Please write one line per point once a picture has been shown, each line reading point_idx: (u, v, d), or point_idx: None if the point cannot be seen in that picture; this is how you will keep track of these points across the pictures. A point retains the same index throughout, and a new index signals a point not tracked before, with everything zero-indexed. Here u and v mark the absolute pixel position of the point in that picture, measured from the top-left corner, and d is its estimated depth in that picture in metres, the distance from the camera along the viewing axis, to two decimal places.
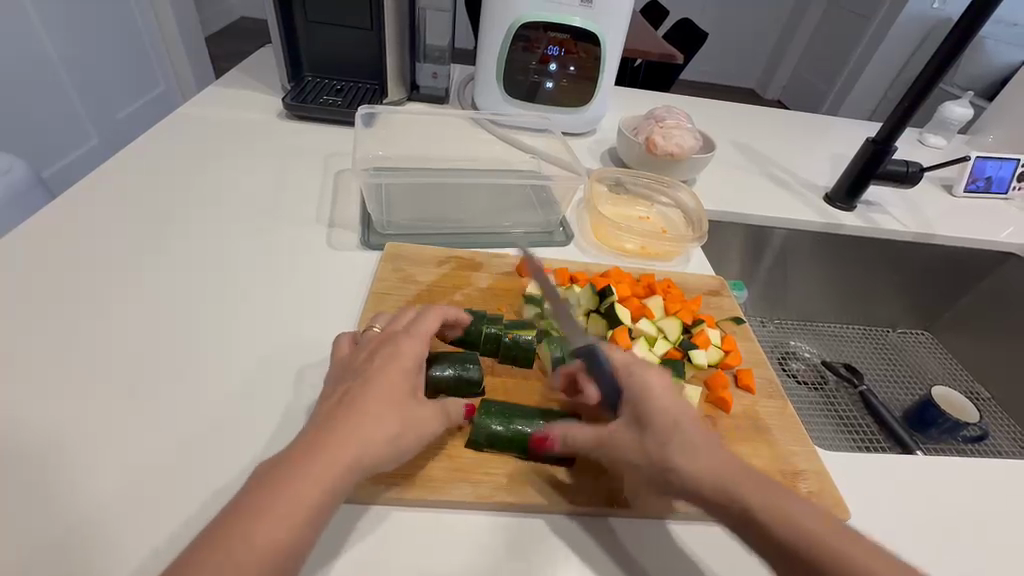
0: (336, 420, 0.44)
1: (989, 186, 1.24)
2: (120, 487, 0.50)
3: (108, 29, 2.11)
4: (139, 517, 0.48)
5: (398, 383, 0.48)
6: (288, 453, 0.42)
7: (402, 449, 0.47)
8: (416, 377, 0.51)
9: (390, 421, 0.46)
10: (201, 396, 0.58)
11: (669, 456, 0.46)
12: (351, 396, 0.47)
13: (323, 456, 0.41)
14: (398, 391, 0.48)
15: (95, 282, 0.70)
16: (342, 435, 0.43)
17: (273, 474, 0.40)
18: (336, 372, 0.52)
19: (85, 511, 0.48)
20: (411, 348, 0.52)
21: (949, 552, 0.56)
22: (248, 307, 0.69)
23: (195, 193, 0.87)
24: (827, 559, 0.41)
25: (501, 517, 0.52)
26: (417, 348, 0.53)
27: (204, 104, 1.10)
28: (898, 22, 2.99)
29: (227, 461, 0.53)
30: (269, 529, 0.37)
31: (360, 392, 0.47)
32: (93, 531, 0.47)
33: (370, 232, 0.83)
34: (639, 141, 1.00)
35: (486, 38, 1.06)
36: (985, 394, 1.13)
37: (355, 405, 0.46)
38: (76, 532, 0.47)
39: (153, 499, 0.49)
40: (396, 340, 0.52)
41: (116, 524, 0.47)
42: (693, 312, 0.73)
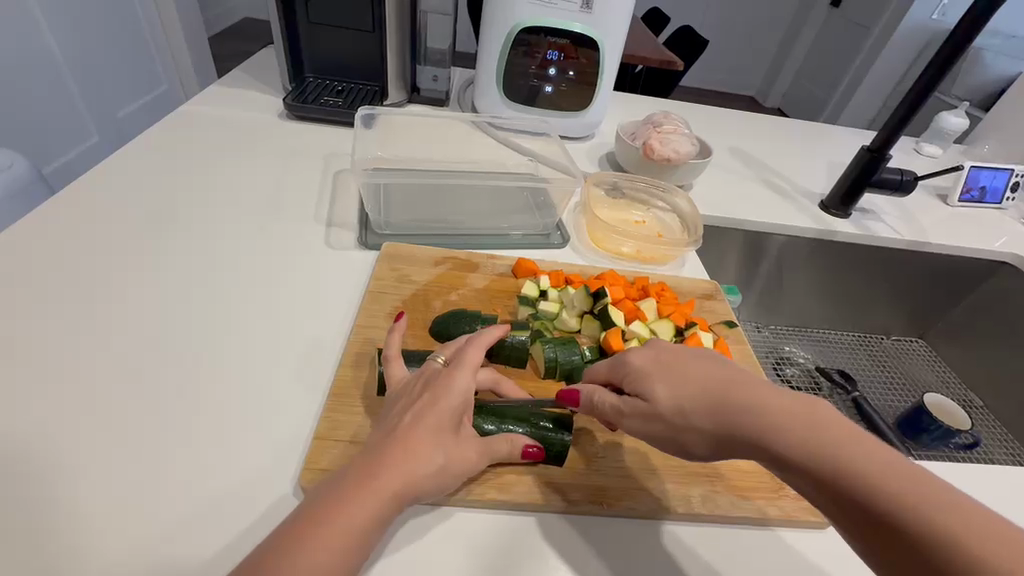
0: (392, 448, 0.43)
1: (983, 196, 1.26)
2: (114, 479, 0.50)
3: (112, 27, 2.12)
4: (135, 511, 0.48)
5: (452, 411, 0.46)
6: (345, 478, 0.41)
7: (455, 476, 0.46)
8: (464, 410, 0.48)
9: (440, 451, 0.44)
10: (198, 393, 0.59)
11: (685, 416, 0.45)
12: (400, 430, 0.45)
13: (378, 485, 0.41)
14: (450, 422, 0.46)
15: (95, 279, 0.70)
16: (401, 466, 0.42)
17: (332, 497, 0.40)
18: (395, 394, 0.50)
19: (86, 505, 0.49)
20: (461, 382, 0.48)
21: None
22: (245, 305, 0.70)
23: (195, 192, 0.88)
24: (852, 480, 0.38)
25: (488, 521, 0.51)
26: (465, 383, 0.49)
27: (206, 104, 1.11)
28: (897, 32, 3.02)
29: (222, 457, 0.53)
30: (325, 558, 0.37)
31: (413, 423, 0.45)
32: (94, 522, 0.47)
33: (368, 232, 0.84)
34: (637, 146, 1.01)
35: (486, 42, 1.07)
36: (978, 402, 1.14)
37: (409, 437, 0.44)
38: (72, 524, 0.47)
39: (149, 494, 0.50)
40: (443, 374, 0.49)
41: (113, 517, 0.48)
42: (686, 315, 0.74)
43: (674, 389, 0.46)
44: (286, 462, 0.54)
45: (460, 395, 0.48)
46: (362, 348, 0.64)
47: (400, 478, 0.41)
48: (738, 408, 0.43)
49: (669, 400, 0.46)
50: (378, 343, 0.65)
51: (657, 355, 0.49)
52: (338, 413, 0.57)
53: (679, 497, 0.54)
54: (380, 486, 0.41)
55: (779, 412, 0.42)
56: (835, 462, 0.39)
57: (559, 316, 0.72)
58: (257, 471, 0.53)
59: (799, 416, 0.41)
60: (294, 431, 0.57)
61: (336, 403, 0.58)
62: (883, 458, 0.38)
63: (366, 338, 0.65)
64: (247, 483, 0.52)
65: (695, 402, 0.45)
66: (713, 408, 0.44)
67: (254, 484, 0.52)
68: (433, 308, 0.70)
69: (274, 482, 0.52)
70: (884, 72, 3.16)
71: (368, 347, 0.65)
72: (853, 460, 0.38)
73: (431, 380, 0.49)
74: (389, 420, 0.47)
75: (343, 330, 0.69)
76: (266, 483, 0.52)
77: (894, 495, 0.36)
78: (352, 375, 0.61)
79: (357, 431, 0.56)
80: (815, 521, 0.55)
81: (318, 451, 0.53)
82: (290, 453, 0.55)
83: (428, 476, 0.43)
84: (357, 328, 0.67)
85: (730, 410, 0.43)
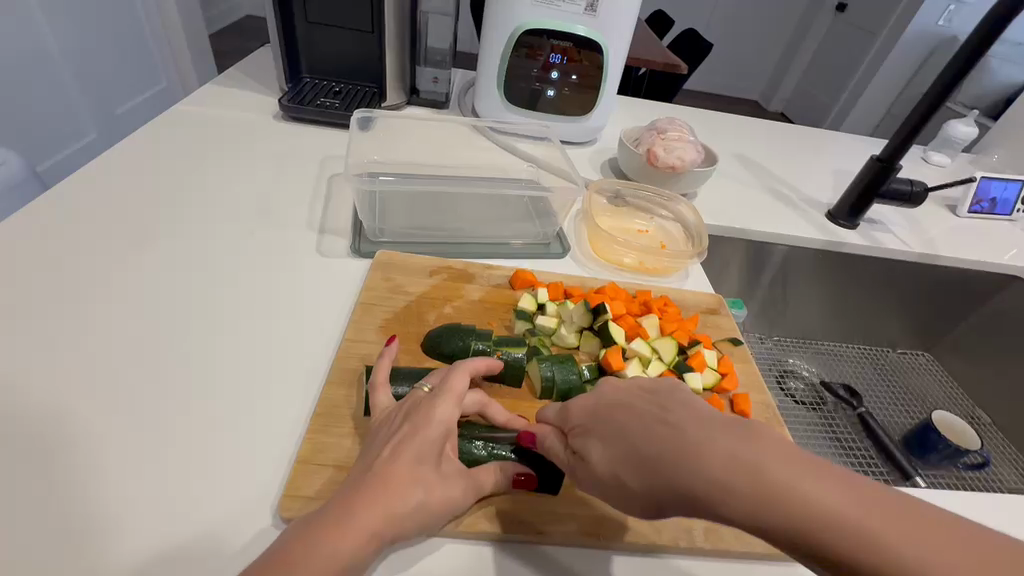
0: (370, 484, 0.41)
1: (993, 208, 1.23)
2: (78, 500, 0.47)
3: (112, 24, 2.10)
4: (103, 533, 0.45)
5: (434, 443, 0.44)
6: (321, 516, 0.39)
7: (440, 512, 0.43)
8: (446, 440, 0.46)
9: (419, 485, 0.42)
10: (175, 407, 0.55)
11: (620, 479, 0.41)
12: (377, 464, 0.42)
13: (354, 523, 0.38)
14: (430, 455, 0.44)
15: (76, 283, 0.67)
16: (377, 503, 0.39)
17: (306, 537, 0.37)
18: (377, 423, 0.49)
19: (49, 524, 0.45)
20: (439, 412, 0.47)
21: None
22: (228, 314, 0.67)
23: (184, 194, 0.85)
24: (806, 525, 0.32)
25: (478, 554, 0.48)
26: (447, 413, 0.47)
27: (200, 103, 1.09)
28: (903, 38, 2.99)
29: (192, 477, 0.50)
30: None
31: (393, 456, 0.43)
32: (58, 543, 0.44)
33: (362, 239, 0.82)
34: (639, 153, 0.98)
35: (488, 44, 1.05)
36: (986, 419, 1.11)
37: (389, 472, 0.42)
38: (34, 546, 0.44)
39: (119, 515, 0.47)
40: (422, 404, 0.47)
41: (79, 541, 0.45)
42: (689, 332, 0.71)
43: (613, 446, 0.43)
44: (265, 483, 0.51)
45: (440, 426, 0.46)
46: (351, 363, 0.62)
47: (377, 516, 0.39)
48: (666, 461, 0.38)
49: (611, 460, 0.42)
50: (368, 358, 0.63)
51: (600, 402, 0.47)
52: (322, 434, 0.54)
53: (680, 529, 0.52)
54: (355, 525, 0.38)
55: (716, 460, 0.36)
56: (795, 514, 0.33)
57: (557, 331, 0.69)
58: (233, 491, 0.50)
59: (732, 457, 0.35)
60: (275, 449, 0.53)
61: (321, 422, 0.55)
62: (834, 490, 0.33)
63: (355, 352, 0.63)
64: (223, 504, 0.49)
65: (632, 462, 0.40)
66: (647, 470, 0.39)
67: (231, 506, 0.49)
68: (426, 321, 0.68)
69: (251, 504, 0.49)
70: (889, 78, 3.13)
71: (358, 362, 0.62)
72: (802, 500, 0.33)
73: (416, 406, 0.48)
74: (369, 452, 0.45)
75: (333, 342, 0.66)
76: (243, 507, 0.49)
77: (858, 533, 0.31)
78: (339, 393, 0.58)
79: (342, 453, 0.53)
80: None
81: (300, 475, 0.51)
82: (269, 473, 0.51)
83: (407, 513, 0.40)
84: (346, 341, 0.64)
85: (658, 464, 0.38)
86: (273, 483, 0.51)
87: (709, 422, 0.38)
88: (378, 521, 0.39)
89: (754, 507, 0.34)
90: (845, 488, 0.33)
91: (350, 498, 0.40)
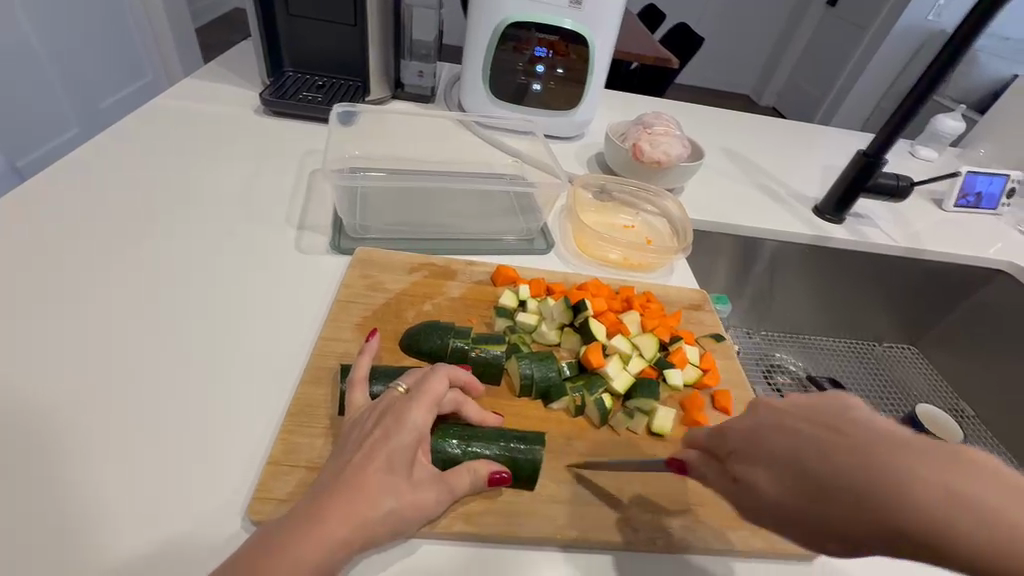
0: (341, 491, 0.40)
1: (978, 202, 1.23)
2: (30, 506, 0.46)
3: (94, 16, 2.06)
4: (66, 540, 0.44)
5: (406, 447, 0.44)
6: (290, 522, 0.38)
7: (413, 515, 0.42)
8: (419, 445, 0.44)
9: (391, 492, 0.41)
10: (143, 409, 0.54)
11: (785, 501, 0.36)
12: (348, 471, 0.41)
13: (324, 529, 0.37)
14: (404, 457, 0.43)
15: (46, 280, 0.66)
16: (349, 509, 0.39)
17: (277, 543, 0.37)
18: (351, 423, 0.48)
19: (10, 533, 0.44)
20: (413, 416, 0.45)
21: None
22: (203, 311, 0.66)
23: (161, 189, 0.84)
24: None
25: (450, 554, 0.48)
26: (418, 420, 0.45)
27: (178, 97, 1.07)
28: (893, 32, 3.00)
29: (161, 479, 0.49)
30: None
31: (365, 462, 0.42)
32: (20, 551, 0.43)
33: (343, 235, 0.80)
34: (625, 148, 0.97)
35: (472, 38, 1.03)
36: (969, 413, 1.13)
37: (361, 477, 0.41)
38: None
39: (84, 521, 0.46)
40: (398, 406, 0.46)
41: (42, 548, 0.44)
42: (671, 328, 0.70)
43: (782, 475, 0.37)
44: (235, 484, 0.50)
45: (410, 433, 0.44)
46: (328, 361, 0.61)
47: (348, 522, 0.38)
48: (849, 482, 0.33)
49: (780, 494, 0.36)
50: (345, 356, 0.62)
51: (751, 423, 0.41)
52: (295, 435, 0.53)
53: (656, 529, 0.51)
54: (327, 532, 0.37)
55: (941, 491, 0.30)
56: (1010, 543, 0.29)
57: (538, 328, 0.68)
58: (201, 493, 0.49)
59: (935, 476, 0.31)
60: (246, 449, 0.53)
61: (294, 422, 0.54)
62: None
63: (332, 351, 0.62)
64: (192, 509, 0.48)
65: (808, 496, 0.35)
66: (831, 505, 0.34)
67: (199, 511, 0.48)
68: (405, 318, 0.67)
69: (221, 506, 0.48)
70: (879, 73, 3.14)
71: (334, 359, 0.61)
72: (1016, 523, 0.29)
73: (388, 411, 0.46)
74: (341, 455, 0.44)
75: (309, 340, 0.65)
76: (210, 509, 0.48)
77: None
78: (314, 391, 0.57)
79: (314, 453, 0.52)
80: (800, 552, 0.52)
81: (269, 476, 0.50)
82: (240, 475, 0.51)
83: (380, 517, 0.40)
84: (322, 339, 0.63)
85: (837, 486, 0.34)
86: (244, 485, 0.50)
87: (897, 439, 0.33)
88: (350, 525, 0.38)
89: (958, 535, 0.30)
90: None
91: (321, 503, 0.39)
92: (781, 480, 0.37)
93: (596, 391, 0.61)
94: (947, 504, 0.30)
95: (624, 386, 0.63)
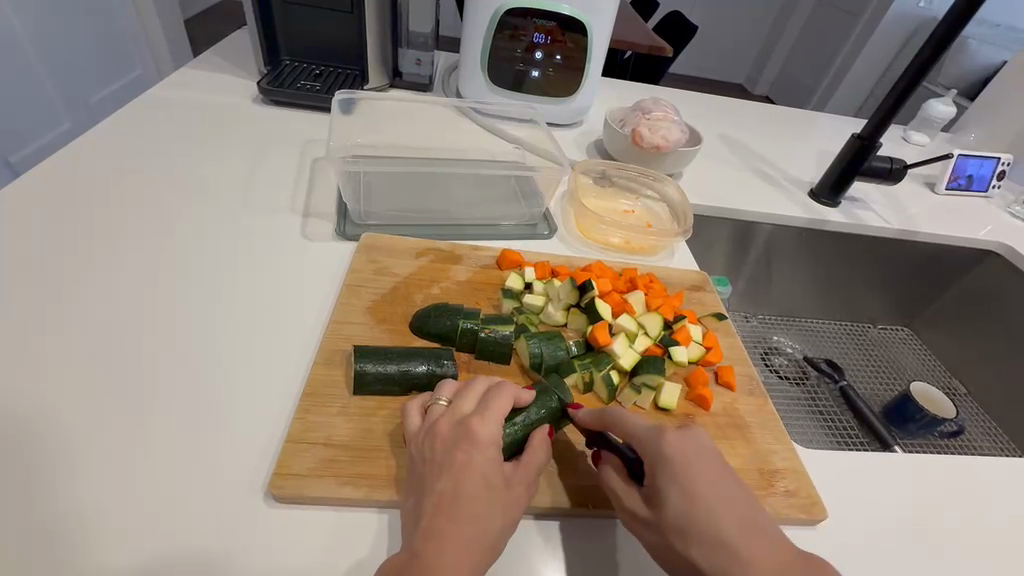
0: (447, 513, 0.44)
1: (970, 184, 1.26)
2: (57, 489, 0.47)
3: (82, 9, 2.03)
4: (78, 531, 0.45)
5: (487, 458, 0.48)
6: (414, 553, 0.42)
7: (514, 514, 0.47)
8: (500, 457, 0.49)
9: (489, 498, 0.46)
10: (146, 403, 0.54)
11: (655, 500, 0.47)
12: (450, 495, 0.45)
13: (450, 547, 0.42)
14: (486, 463, 0.47)
15: (57, 272, 0.66)
16: (460, 525, 0.43)
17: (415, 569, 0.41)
18: (413, 450, 0.50)
19: (20, 524, 0.45)
20: (488, 433, 0.49)
21: (930, 562, 0.55)
22: (213, 299, 0.66)
23: (165, 181, 0.84)
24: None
25: (527, 526, 0.51)
26: (468, 403, 0.52)
27: (175, 87, 1.06)
28: (885, 20, 3.01)
29: (182, 460, 0.50)
30: None
31: (454, 483, 0.46)
32: (30, 541, 0.44)
33: (348, 222, 0.81)
34: (625, 134, 0.98)
35: (470, 26, 1.03)
36: (962, 390, 1.13)
37: (453, 497, 0.45)
38: (5, 546, 0.43)
39: (93, 512, 0.46)
40: (470, 424, 0.49)
41: (53, 537, 0.44)
42: (674, 308, 0.72)
43: (687, 496, 0.46)
44: (256, 464, 0.51)
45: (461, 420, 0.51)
46: (339, 344, 0.62)
47: (467, 533, 0.43)
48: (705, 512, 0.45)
49: (679, 513, 0.45)
50: (356, 339, 0.63)
51: (678, 441, 0.49)
52: (313, 414, 0.54)
53: None
54: (451, 547, 0.42)
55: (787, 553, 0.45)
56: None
57: (544, 309, 0.70)
58: (224, 472, 0.50)
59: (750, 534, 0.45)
60: (265, 430, 0.54)
61: (310, 402, 0.55)
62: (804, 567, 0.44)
63: (343, 334, 0.63)
64: (206, 494, 0.48)
65: (699, 520, 0.45)
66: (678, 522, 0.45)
67: (212, 496, 0.48)
68: (414, 302, 0.68)
69: (243, 484, 0.50)
70: (871, 60, 3.16)
71: (346, 342, 0.62)
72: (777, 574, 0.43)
73: (432, 409, 0.52)
74: (418, 470, 0.48)
75: (320, 324, 0.66)
76: (234, 487, 0.49)
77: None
78: (328, 373, 0.58)
79: (331, 432, 0.53)
80: (804, 518, 0.54)
81: (289, 453, 0.51)
82: (261, 456, 0.52)
83: (490, 528, 0.44)
84: (333, 323, 0.64)
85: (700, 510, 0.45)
86: (265, 464, 0.51)
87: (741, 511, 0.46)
88: (470, 538, 0.43)
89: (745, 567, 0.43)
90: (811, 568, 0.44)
91: (432, 526, 0.43)
92: (665, 480, 0.47)
93: (603, 368, 0.63)
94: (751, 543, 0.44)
95: (632, 363, 0.64)
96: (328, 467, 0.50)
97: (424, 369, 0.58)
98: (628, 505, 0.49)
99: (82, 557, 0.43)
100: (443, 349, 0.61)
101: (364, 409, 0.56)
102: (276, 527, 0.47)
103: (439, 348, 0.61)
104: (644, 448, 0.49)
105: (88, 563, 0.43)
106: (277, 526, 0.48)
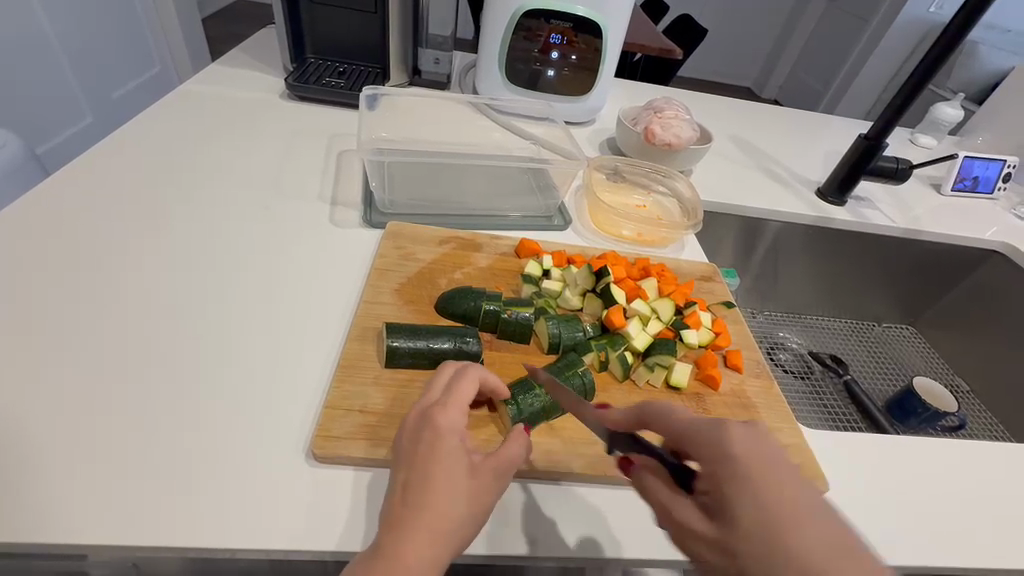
0: (408, 504, 0.44)
1: (975, 186, 1.28)
2: (114, 446, 0.51)
3: (107, 8, 2.09)
4: (129, 486, 0.48)
5: (448, 446, 0.47)
6: (381, 542, 0.43)
7: (486, 499, 0.46)
8: (466, 444, 0.49)
9: (453, 483, 0.45)
10: (193, 374, 0.58)
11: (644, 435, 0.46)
12: (414, 483, 0.45)
13: (409, 534, 0.42)
14: (452, 451, 0.47)
15: (104, 255, 0.71)
16: (419, 513, 0.43)
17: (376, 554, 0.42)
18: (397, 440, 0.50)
19: (81, 478, 0.48)
20: (451, 421, 0.49)
21: (927, 537, 0.58)
22: (249, 282, 0.70)
23: (199, 171, 0.88)
24: (758, 514, 0.35)
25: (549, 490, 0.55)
26: (439, 393, 0.53)
27: (206, 82, 1.10)
28: (894, 24, 3.02)
29: (230, 426, 0.54)
30: None
31: (416, 471, 0.46)
32: (88, 493, 0.48)
33: (372, 211, 0.85)
34: (637, 131, 1.01)
35: (488, 27, 1.07)
36: (964, 387, 1.15)
37: (418, 486, 0.45)
38: (73, 498, 0.47)
39: (146, 468, 0.50)
40: (432, 414, 0.49)
41: (110, 488, 0.48)
42: (686, 295, 0.76)
43: (758, 506, 0.35)
44: (297, 429, 0.55)
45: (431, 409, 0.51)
46: (369, 322, 0.65)
47: (428, 519, 0.43)
48: (688, 426, 0.40)
49: (761, 539, 0.34)
50: (384, 318, 0.66)
51: (743, 434, 0.38)
52: (348, 384, 0.58)
53: None
54: (411, 533, 0.42)
55: (798, 495, 0.36)
56: (747, 505, 0.35)
57: (562, 294, 0.73)
58: (268, 437, 0.54)
59: (756, 452, 0.37)
60: (302, 402, 0.58)
61: (346, 374, 0.59)
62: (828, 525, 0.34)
63: (373, 313, 0.66)
64: (249, 455, 0.52)
65: (768, 535, 0.34)
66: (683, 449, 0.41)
67: (256, 459, 0.52)
68: (438, 285, 0.72)
69: (286, 448, 0.54)
70: (881, 64, 3.17)
71: (375, 321, 0.66)
72: (766, 482, 0.36)
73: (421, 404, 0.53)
74: (397, 458, 0.49)
75: (351, 305, 0.70)
76: (280, 448, 0.53)
77: (767, 506, 0.35)
78: (362, 348, 0.62)
79: (367, 401, 0.57)
80: None
81: (329, 419, 0.55)
82: (300, 423, 0.56)
83: (457, 514, 0.44)
84: (364, 303, 0.67)
85: (682, 425, 0.41)
86: (307, 429, 0.55)
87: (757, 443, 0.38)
88: (432, 524, 0.43)
89: (735, 487, 0.36)
90: (800, 505, 0.35)
91: (397, 514, 0.44)
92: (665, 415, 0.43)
93: (618, 348, 0.66)
94: (743, 444, 0.37)
95: (644, 344, 0.68)
96: (364, 431, 0.54)
97: (448, 347, 0.61)
98: (683, 517, 0.39)
99: (144, 510, 0.47)
100: (467, 328, 0.65)
101: (395, 382, 0.59)
102: (317, 485, 0.51)
103: (464, 328, 0.65)
104: (695, 443, 0.39)
105: (151, 514, 0.47)
106: (321, 483, 0.52)
